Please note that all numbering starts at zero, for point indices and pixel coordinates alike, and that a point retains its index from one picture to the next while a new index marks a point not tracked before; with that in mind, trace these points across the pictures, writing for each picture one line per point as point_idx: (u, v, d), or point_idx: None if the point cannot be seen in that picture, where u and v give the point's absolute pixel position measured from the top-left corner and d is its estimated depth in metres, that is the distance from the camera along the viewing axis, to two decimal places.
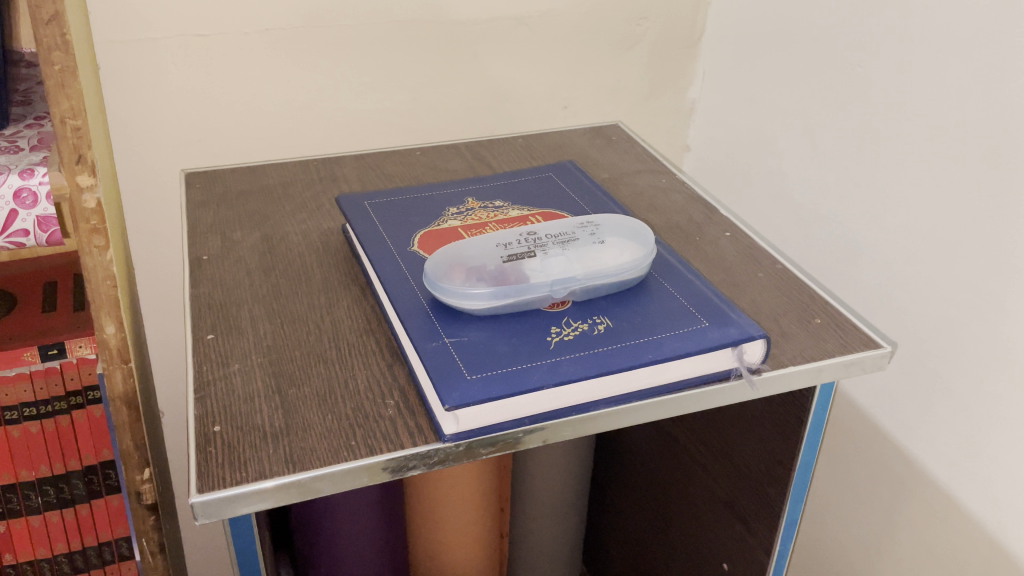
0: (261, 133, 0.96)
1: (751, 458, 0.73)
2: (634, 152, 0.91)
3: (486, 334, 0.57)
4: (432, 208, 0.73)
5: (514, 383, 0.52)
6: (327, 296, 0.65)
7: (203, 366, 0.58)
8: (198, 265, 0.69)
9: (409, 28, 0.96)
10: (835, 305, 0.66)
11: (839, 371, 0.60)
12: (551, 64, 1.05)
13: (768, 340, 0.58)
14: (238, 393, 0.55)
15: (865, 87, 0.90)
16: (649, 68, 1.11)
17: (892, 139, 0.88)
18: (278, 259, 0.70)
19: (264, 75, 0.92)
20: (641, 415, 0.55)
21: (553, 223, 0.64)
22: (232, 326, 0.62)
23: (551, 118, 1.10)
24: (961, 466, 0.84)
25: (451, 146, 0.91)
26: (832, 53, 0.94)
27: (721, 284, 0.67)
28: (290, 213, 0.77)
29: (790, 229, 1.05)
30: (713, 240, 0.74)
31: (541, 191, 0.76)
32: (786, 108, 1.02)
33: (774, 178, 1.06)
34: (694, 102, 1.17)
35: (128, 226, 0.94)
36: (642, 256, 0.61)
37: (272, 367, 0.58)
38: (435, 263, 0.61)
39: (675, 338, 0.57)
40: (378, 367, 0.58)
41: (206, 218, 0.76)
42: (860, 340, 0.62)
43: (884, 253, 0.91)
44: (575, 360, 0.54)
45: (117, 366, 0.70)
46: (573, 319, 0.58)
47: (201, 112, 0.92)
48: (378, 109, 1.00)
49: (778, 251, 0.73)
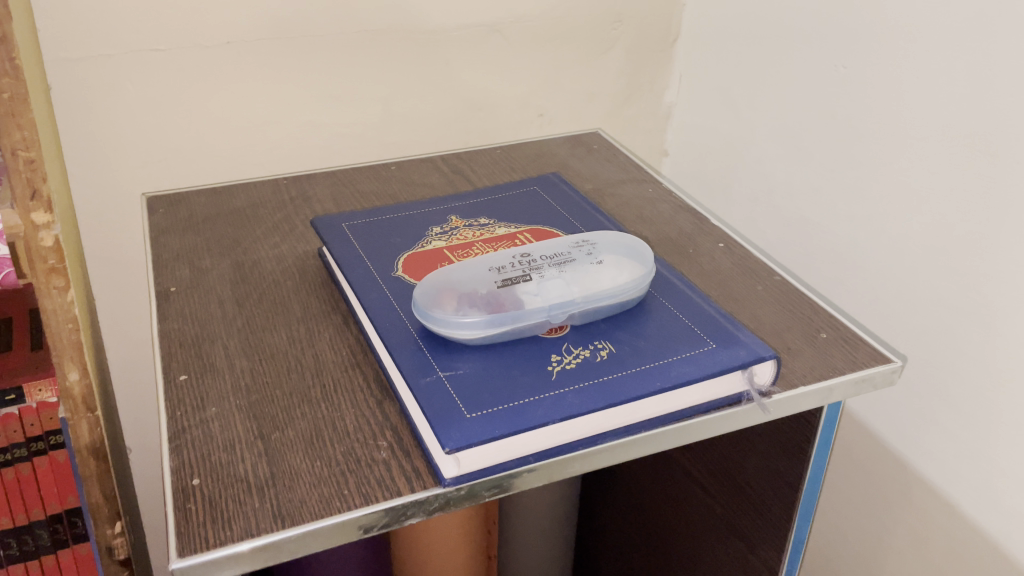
0: (226, 151, 0.91)
1: (752, 475, 0.71)
2: (617, 161, 0.88)
3: (484, 365, 0.53)
4: (414, 227, 0.69)
5: (518, 420, 0.49)
6: (306, 327, 0.61)
7: (176, 412, 0.53)
8: (165, 297, 0.64)
9: (377, 37, 0.92)
10: (839, 318, 0.64)
11: (849, 389, 0.58)
12: (525, 71, 1.02)
13: (777, 360, 0.55)
14: (216, 441, 0.51)
15: (849, 88, 0.88)
16: (626, 71, 1.09)
17: (880, 140, 0.85)
18: (252, 287, 0.66)
19: (228, 90, 0.88)
20: (651, 446, 0.52)
21: (547, 243, 0.61)
22: (206, 365, 0.57)
23: (526, 127, 1.07)
24: (961, 473, 0.83)
25: (427, 159, 0.87)
26: (814, 53, 0.92)
27: (721, 300, 0.65)
28: (260, 237, 0.73)
29: (774, 236, 1.03)
30: (706, 252, 0.71)
31: (526, 206, 0.72)
32: (766, 110, 1.00)
33: (756, 183, 1.04)
34: (671, 105, 1.15)
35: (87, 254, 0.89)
36: (642, 276, 0.58)
37: (252, 409, 0.54)
38: (423, 290, 0.57)
39: (682, 362, 0.54)
40: (367, 405, 0.54)
41: (172, 245, 0.71)
42: (868, 354, 0.60)
43: (874, 256, 0.89)
44: (580, 391, 0.51)
45: (82, 416, 0.67)
46: (574, 345, 0.55)
47: (162, 131, 0.87)
48: (348, 122, 0.96)
49: (775, 262, 0.71)
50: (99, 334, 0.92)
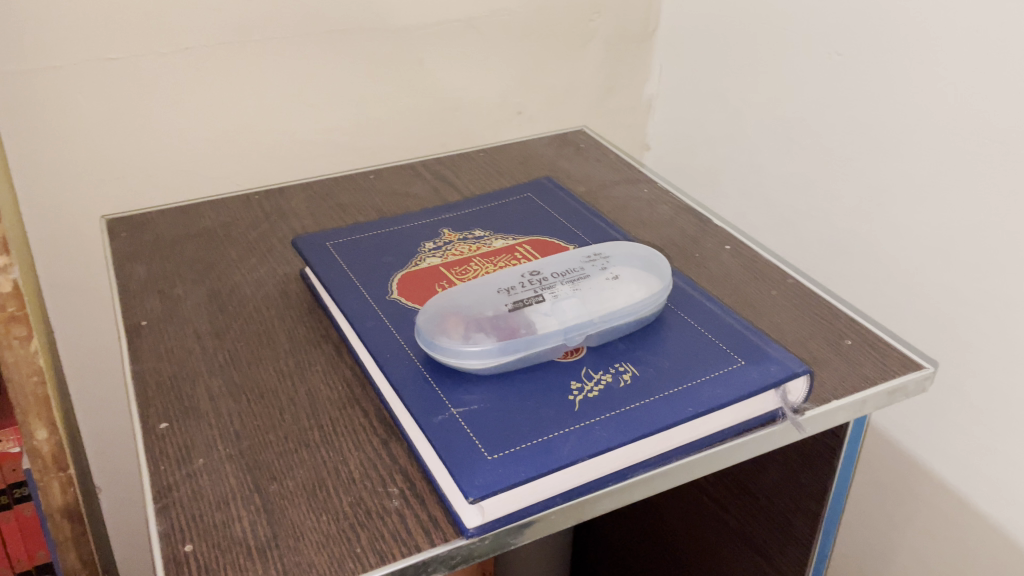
0: (189, 165, 0.85)
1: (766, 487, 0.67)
2: (608, 161, 0.84)
3: (499, 397, 0.49)
4: (404, 243, 0.64)
5: (545, 459, 0.44)
6: (296, 360, 0.56)
7: (160, 467, 0.48)
8: (136, 333, 0.59)
9: (345, 37, 0.86)
10: (861, 322, 0.60)
11: (882, 399, 0.54)
12: (502, 68, 0.97)
13: (810, 375, 0.52)
14: (208, 499, 0.46)
15: (838, 77, 0.85)
16: (604, 65, 1.04)
17: (873, 131, 0.82)
18: (231, 317, 0.61)
19: (186, 101, 0.81)
20: (685, 476, 0.48)
21: (556, 258, 0.56)
22: (189, 410, 0.52)
23: (505, 127, 1.02)
24: (974, 471, 0.80)
25: (407, 166, 0.82)
26: (801, 41, 0.88)
27: (737, 308, 0.61)
28: (236, 260, 0.67)
29: (765, 230, 1.00)
30: (714, 255, 0.68)
31: (521, 214, 0.68)
32: (752, 101, 0.97)
33: (743, 177, 1.01)
34: (652, 98, 1.11)
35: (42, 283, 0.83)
36: (661, 290, 0.54)
37: (245, 459, 0.48)
38: (426, 317, 0.52)
39: (712, 383, 0.50)
40: (372, 446, 0.49)
41: (140, 273, 0.65)
42: (898, 361, 0.56)
43: (871, 250, 0.86)
44: (607, 423, 0.47)
45: (53, 475, 0.67)
46: (593, 369, 0.51)
47: (118, 147, 0.81)
48: (318, 129, 0.90)
49: (786, 263, 0.67)
50: (58, 367, 0.85)
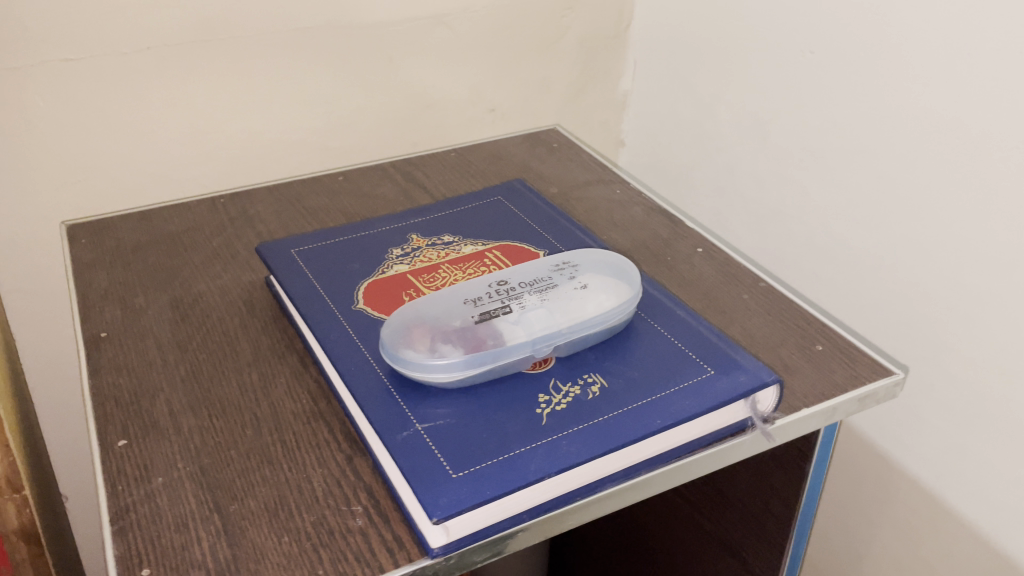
0: (154, 167, 0.83)
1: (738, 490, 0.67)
2: (581, 161, 0.83)
3: (466, 412, 0.48)
4: (371, 249, 0.63)
5: (511, 476, 0.44)
6: (259, 372, 0.55)
7: (117, 486, 0.47)
8: (95, 345, 0.57)
9: (313, 35, 0.85)
10: (832, 326, 0.60)
11: (853, 406, 0.54)
12: (474, 66, 0.96)
13: (780, 384, 0.51)
14: (166, 520, 0.45)
15: (810, 75, 0.84)
16: (577, 61, 1.03)
17: (847, 129, 0.82)
18: (194, 328, 0.59)
19: (150, 101, 0.80)
20: (654, 489, 0.48)
21: (524, 267, 0.55)
22: (149, 426, 0.51)
23: (478, 124, 1.01)
24: (948, 468, 0.80)
25: (377, 167, 0.81)
26: (773, 38, 0.88)
27: (709, 313, 0.60)
28: (200, 267, 0.66)
29: (739, 227, 0.99)
30: (686, 259, 0.67)
31: (491, 219, 0.67)
32: (725, 98, 0.96)
33: (717, 174, 1.00)
34: (626, 94, 1.10)
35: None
36: (630, 298, 0.53)
37: (205, 477, 0.47)
38: (391, 329, 0.51)
39: (681, 394, 0.49)
40: (336, 463, 0.48)
41: (100, 281, 0.64)
42: (868, 366, 0.56)
43: (844, 248, 0.85)
44: (575, 437, 0.46)
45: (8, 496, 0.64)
46: (562, 381, 0.50)
47: (80, 149, 0.79)
48: (287, 129, 0.88)
49: (757, 266, 0.67)
50: (19, 373, 0.83)
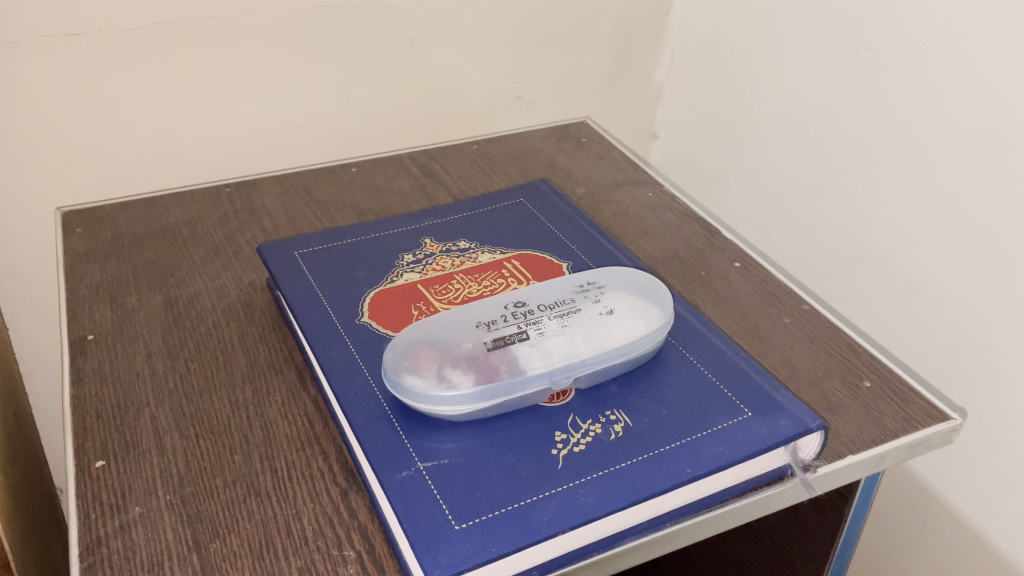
0: (157, 148, 0.79)
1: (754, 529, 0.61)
2: (610, 158, 0.77)
3: (474, 450, 0.43)
4: (381, 253, 0.58)
5: (520, 531, 0.39)
6: (253, 388, 0.51)
7: (90, 516, 0.43)
8: (81, 349, 0.53)
9: (330, 14, 0.79)
10: (881, 359, 0.54)
11: (903, 453, 0.48)
12: (502, 51, 0.91)
13: (825, 430, 0.46)
14: (140, 558, 0.41)
15: (863, 73, 0.78)
16: (612, 48, 0.97)
17: (899, 133, 0.75)
18: (188, 333, 0.55)
19: (157, 80, 0.75)
20: (678, 543, 0.43)
21: (544, 287, 0.50)
22: (130, 446, 0.47)
23: (504, 112, 0.96)
24: (989, 505, 0.74)
25: (393, 157, 0.76)
26: (825, 31, 0.81)
27: (745, 340, 0.55)
28: (197, 264, 0.61)
29: (776, 231, 0.93)
30: (721, 274, 0.61)
31: (511, 223, 0.62)
32: (768, 93, 0.90)
33: (755, 174, 0.94)
34: (662, 84, 1.04)
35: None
36: (661, 326, 0.48)
37: (186, 509, 0.43)
38: (395, 352, 0.46)
39: (714, 439, 0.44)
40: (329, 499, 0.44)
41: (92, 276, 0.60)
42: (921, 409, 0.50)
43: (889, 262, 0.79)
44: (593, 485, 0.41)
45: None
46: (581, 418, 0.45)
47: (81, 129, 0.74)
48: (302, 113, 0.84)
49: (800, 285, 0.61)
50: (8, 359, 0.79)
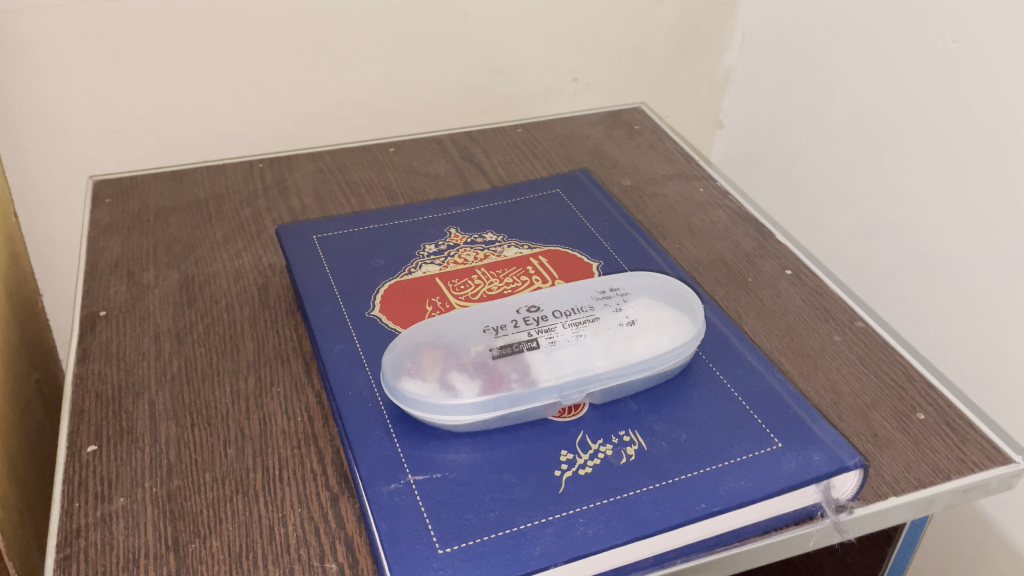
0: (197, 119, 0.77)
1: None
2: (663, 149, 0.72)
3: (471, 465, 0.40)
4: (402, 242, 0.55)
5: (508, 560, 0.36)
6: (257, 377, 0.49)
7: (73, 504, 0.41)
8: (90, 326, 0.52)
9: None
10: (939, 388, 0.49)
11: (954, 498, 0.43)
12: (559, 30, 0.86)
13: (864, 468, 0.41)
14: (116, 554, 0.39)
15: (946, 67, 0.71)
16: (677, 29, 0.92)
17: (983, 135, 0.68)
18: (199, 315, 0.53)
19: (198, 50, 0.74)
20: None
21: (563, 291, 0.47)
22: (124, 432, 0.45)
23: (559, 94, 0.91)
24: None
25: (433, 138, 0.73)
26: (909, 20, 0.74)
27: (787, 358, 0.50)
28: (220, 243, 0.60)
29: (841, 234, 0.87)
30: (770, 282, 0.57)
31: (545, 216, 0.58)
32: (842, 84, 0.84)
33: (822, 170, 0.88)
34: (730, 69, 0.99)
35: (24, 233, 0.77)
36: (687, 341, 0.44)
37: (171, 503, 0.41)
38: (396, 355, 0.43)
39: (736, 470, 0.40)
40: (318, 504, 0.41)
41: (113, 250, 0.59)
42: (981, 450, 0.45)
43: (963, 274, 0.72)
44: (595, 514, 0.38)
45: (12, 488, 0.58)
46: (592, 437, 0.42)
47: (120, 97, 0.74)
48: (347, 88, 0.81)
49: (857, 299, 0.56)
50: (42, 322, 0.80)
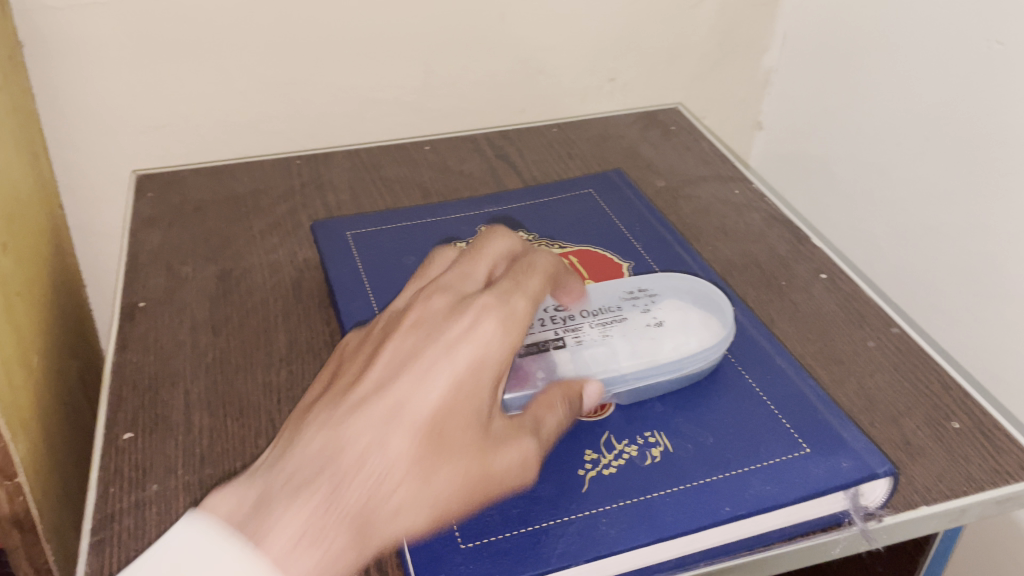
0: (238, 115, 0.79)
1: None
2: (698, 150, 0.72)
3: None
4: (434, 240, 0.56)
5: (528, 557, 0.36)
6: (289, 370, 0.49)
7: (109, 489, 0.42)
8: (130, 316, 0.53)
9: None
10: (976, 397, 0.48)
11: (988, 510, 0.42)
12: (597, 30, 0.86)
13: (894, 476, 0.40)
14: (148, 539, 0.40)
15: (990, 70, 0.69)
16: (717, 29, 0.91)
17: None
18: (234, 308, 0.54)
19: (240, 48, 0.75)
20: None
21: (591, 290, 0.47)
22: (159, 421, 0.46)
23: (595, 94, 0.91)
24: None
25: (468, 137, 0.73)
26: (953, 21, 0.73)
27: (819, 363, 0.50)
28: (256, 237, 0.61)
29: (880, 238, 0.85)
30: (804, 286, 0.56)
31: (577, 216, 0.58)
32: (884, 86, 0.82)
33: (861, 174, 0.87)
34: (771, 70, 0.98)
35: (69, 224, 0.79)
36: (715, 346, 0.44)
37: (203, 491, 0.42)
38: None
39: (762, 475, 0.40)
40: None
41: (154, 242, 0.60)
42: (1016, 461, 0.44)
43: (1004, 281, 0.70)
44: (617, 514, 0.38)
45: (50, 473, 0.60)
46: (617, 437, 0.42)
47: (164, 93, 0.75)
48: (385, 86, 0.82)
49: (893, 305, 0.55)
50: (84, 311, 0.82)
